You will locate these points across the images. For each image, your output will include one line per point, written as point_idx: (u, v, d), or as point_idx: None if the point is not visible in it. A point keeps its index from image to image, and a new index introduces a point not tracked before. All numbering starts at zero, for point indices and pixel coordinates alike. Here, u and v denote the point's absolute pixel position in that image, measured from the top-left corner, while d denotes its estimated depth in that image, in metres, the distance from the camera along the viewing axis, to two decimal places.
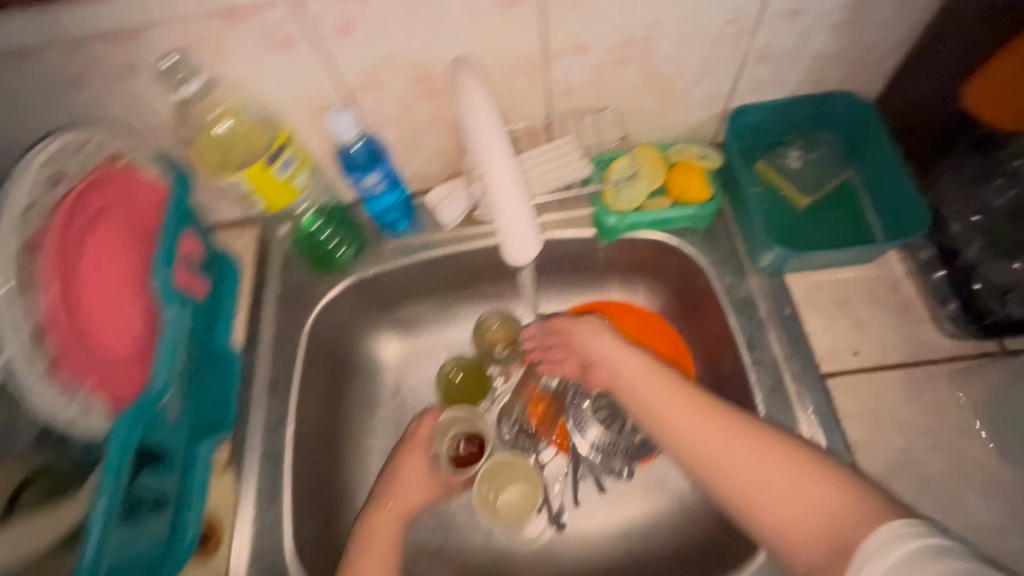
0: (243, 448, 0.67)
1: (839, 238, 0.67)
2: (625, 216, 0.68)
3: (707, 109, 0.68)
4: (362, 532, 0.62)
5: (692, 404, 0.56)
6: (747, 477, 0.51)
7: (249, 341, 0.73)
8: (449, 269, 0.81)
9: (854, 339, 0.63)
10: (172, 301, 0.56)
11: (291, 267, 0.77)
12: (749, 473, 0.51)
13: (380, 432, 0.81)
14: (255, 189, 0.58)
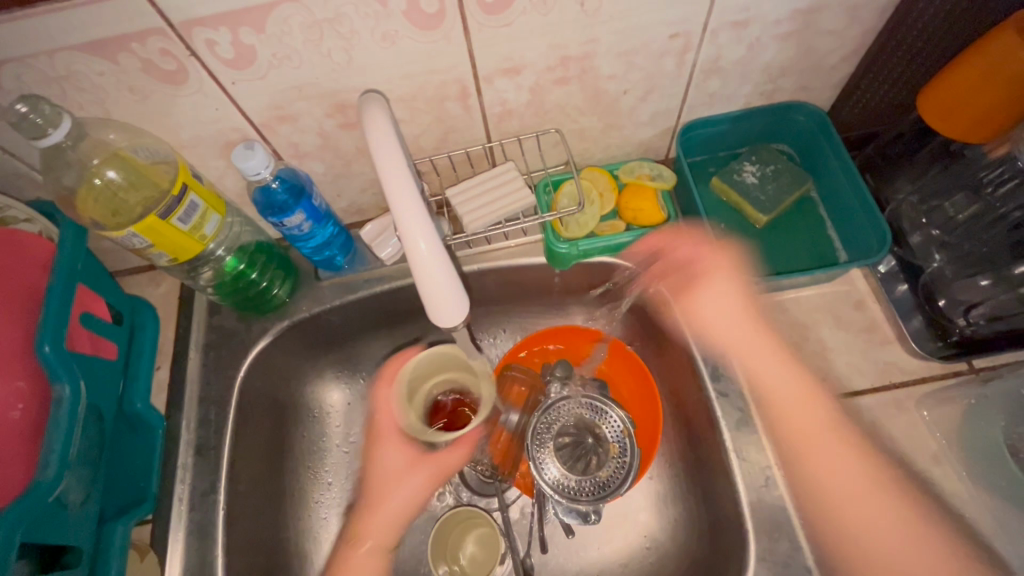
0: (168, 524, 0.60)
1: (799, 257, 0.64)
2: (576, 243, 0.63)
3: (657, 126, 0.64)
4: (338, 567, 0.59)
5: (816, 399, 0.57)
6: (839, 484, 0.54)
7: (173, 402, 0.66)
8: (398, 303, 0.75)
9: (821, 364, 0.60)
10: (64, 376, 0.49)
11: (218, 313, 0.70)
12: (839, 481, 0.54)
13: (332, 484, 0.75)
14: (154, 243, 0.50)
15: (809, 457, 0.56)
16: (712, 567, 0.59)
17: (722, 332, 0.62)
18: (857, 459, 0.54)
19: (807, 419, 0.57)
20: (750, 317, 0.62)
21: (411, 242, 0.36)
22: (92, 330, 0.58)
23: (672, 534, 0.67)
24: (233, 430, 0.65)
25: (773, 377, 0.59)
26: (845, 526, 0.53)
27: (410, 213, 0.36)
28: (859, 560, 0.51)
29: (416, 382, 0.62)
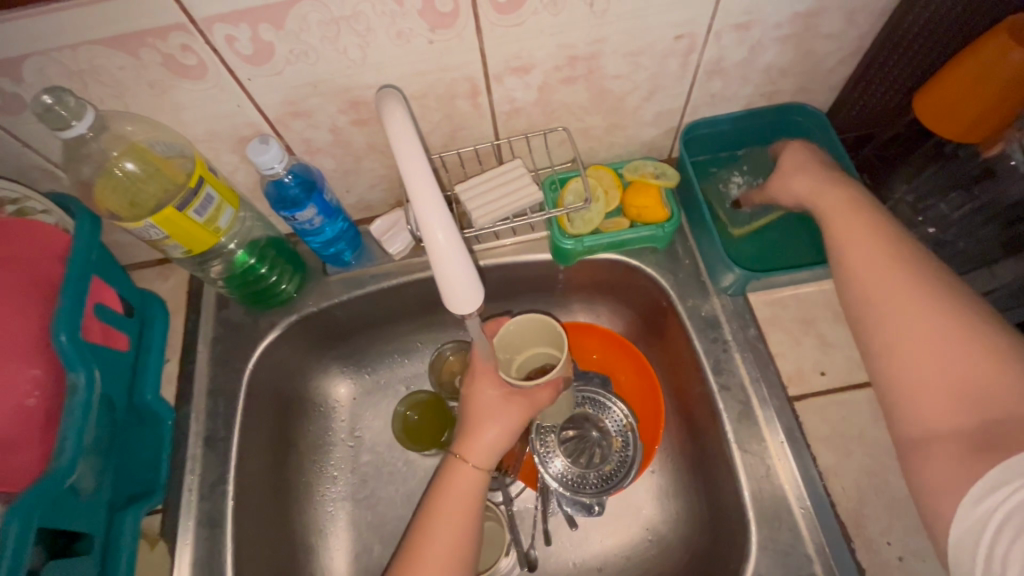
0: (178, 512, 0.61)
1: (799, 254, 0.66)
2: (581, 240, 0.65)
3: (661, 125, 0.65)
4: (443, 486, 0.58)
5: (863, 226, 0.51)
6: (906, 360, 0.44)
7: (182, 394, 0.67)
8: (405, 299, 0.76)
9: (821, 358, 0.61)
10: (80, 363, 0.50)
11: (227, 306, 0.71)
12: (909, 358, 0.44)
13: (337, 477, 0.76)
14: (169, 235, 0.51)
15: (874, 305, 0.47)
16: (715, 556, 0.60)
17: (806, 189, 0.56)
18: (915, 279, 0.46)
19: (869, 269, 0.48)
20: (843, 192, 0.53)
21: (429, 233, 0.36)
22: (103, 322, 0.58)
23: (674, 524, 0.68)
24: (241, 422, 0.66)
25: (866, 267, 0.48)
26: (888, 331, 0.45)
27: (428, 203, 0.36)
28: (858, 548, 0.52)
29: (515, 344, 0.61)
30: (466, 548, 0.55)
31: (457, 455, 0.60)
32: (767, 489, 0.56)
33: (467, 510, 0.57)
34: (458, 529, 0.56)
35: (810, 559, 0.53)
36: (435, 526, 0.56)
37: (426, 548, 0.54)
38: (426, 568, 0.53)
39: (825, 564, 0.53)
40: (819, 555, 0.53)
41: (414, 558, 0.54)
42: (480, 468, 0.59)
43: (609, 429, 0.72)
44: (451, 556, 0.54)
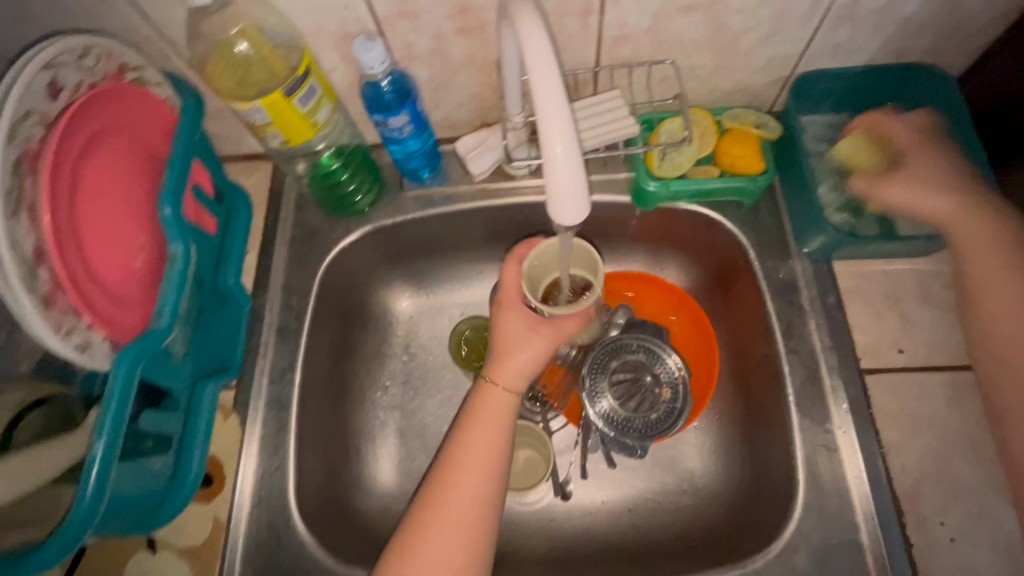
0: (250, 390, 0.65)
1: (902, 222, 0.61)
2: (668, 183, 0.63)
3: (772, 73, 0.62)
4: (474, 407, 0.60)
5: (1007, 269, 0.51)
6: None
7: (259, 284, 0.70)
8: (476, 222, 0.76)
9: (901, 336, 0.59)
10: (183, 236, 0.53)
11: (306, 208, 0.73)
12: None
13: (388, 387, 0.79)
14: (273, 122, 0.52)
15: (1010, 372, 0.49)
16: (754, 511, 0.61)
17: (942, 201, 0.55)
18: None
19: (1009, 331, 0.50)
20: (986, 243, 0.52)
21: (548, 148, 0.36)
22: (197, 202, 0.60)
23: (716, 481, 0.68)
24: (311, 319, 0.69)
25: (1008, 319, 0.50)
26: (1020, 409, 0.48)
27: (558, 117, 0.36)
28: (908, 523, 0.52)
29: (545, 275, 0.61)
30: (501, 457, 0.58)
31: (486, 381, 0.61)
32: (823, 456, 0.56)
33: (500, 426, 0.59)
34: (491, 452, 0.57)
35: (856, 527, 0.53)
36: (469, 440, 0.58)
37: (462, 458, 0.57)
38: (465, 475, 0.56)
39: (871, 534, 0.53)
40: (865, 523, 0.53)
41: (452, 465, 0.56)
42: (508, 390, 0.61)
43: (662, 376, 0.70)
44: (488, 462, 0.57)
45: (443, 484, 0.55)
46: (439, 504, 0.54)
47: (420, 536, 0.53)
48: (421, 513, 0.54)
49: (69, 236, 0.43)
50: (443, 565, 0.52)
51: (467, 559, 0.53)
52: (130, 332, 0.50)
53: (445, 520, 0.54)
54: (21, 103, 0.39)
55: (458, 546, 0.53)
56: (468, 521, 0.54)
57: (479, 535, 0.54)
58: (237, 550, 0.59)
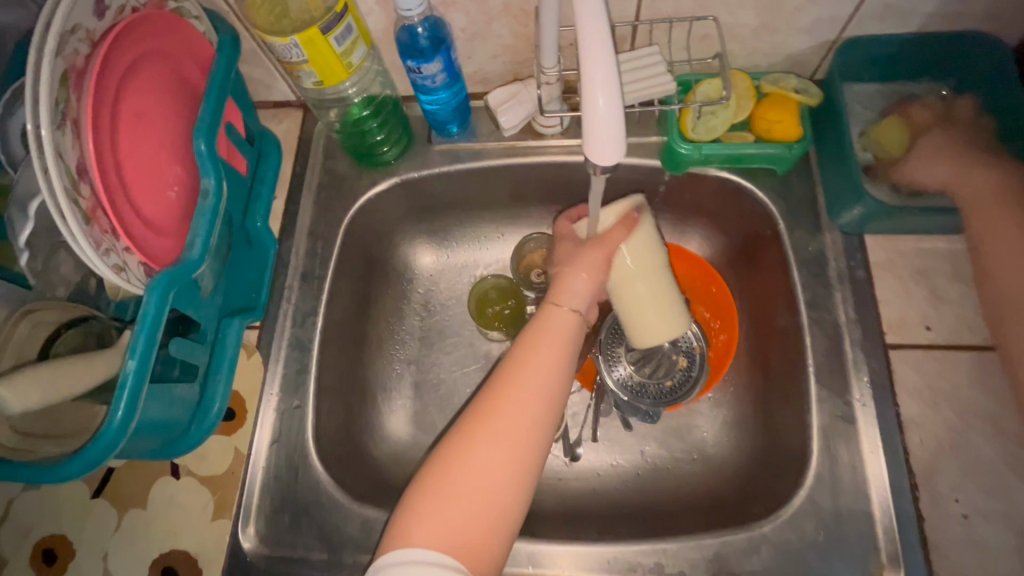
0: (273, 331, 0.67)
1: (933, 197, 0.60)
2: (700, 146, 0.61)
3: (817, 37, 0.60)
4: (539, 323, 0.56)
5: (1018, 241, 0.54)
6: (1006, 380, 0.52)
7: (286, 230, 0.71)
8: (502, 181, 0.76)
9: (930, 314, 0.58)
10: (216, 170, 0.53)
11: (335, 156, 0.74)
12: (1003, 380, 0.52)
13: (406, 340, 0.80)
14: (309, 59, 0.52)
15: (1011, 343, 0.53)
16: (765, 480, 0.61)
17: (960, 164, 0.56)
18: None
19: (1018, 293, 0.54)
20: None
21: (589, 95, 0.36)
22: (230, 140, 0.61)
23: (728, 450, 0.67)
24: (336, 265, 0.70)
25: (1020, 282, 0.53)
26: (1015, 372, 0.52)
27: (600, 62, 0.36)
28: (922, 497, 0.52)
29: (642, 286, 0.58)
30: (561, 379, 0.53)
31: (551, 303, 0.57)
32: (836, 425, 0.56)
33: (564, 345, 0.54)
34: (554, 371, 0.53)
35: (868, 499, 0.53)
36: (532, 355, 0.53)
37: (524, 373, 0.52)
38: (524, 390, 0.51)
39: (883, 507, 0.53)
40: (877, 496, 0.53)
41: (510, 379, 0.52)
42: (574, 306, 0.57)
43: (679, 344, 0.70)
44: (549, 381, 0.52)
45: (500, 397, 0.51)
46: (495, 417, 0.50)
47: (474, 450, 0.48)
48: (470, 425, 0.50)
49: (108, 156, 0.44)
50: (491, 480, 0.48)
51: (519, 478, 0.49)
52: (164, 260, 0.51)
53: (501, 435, 0.49)
54: (69, 19, 0.39)
55: (509, 463, 0.48)
56: (525, 439, 0.50)
57: (533, 454, 0.50)
58: (255, 482, 0.61)
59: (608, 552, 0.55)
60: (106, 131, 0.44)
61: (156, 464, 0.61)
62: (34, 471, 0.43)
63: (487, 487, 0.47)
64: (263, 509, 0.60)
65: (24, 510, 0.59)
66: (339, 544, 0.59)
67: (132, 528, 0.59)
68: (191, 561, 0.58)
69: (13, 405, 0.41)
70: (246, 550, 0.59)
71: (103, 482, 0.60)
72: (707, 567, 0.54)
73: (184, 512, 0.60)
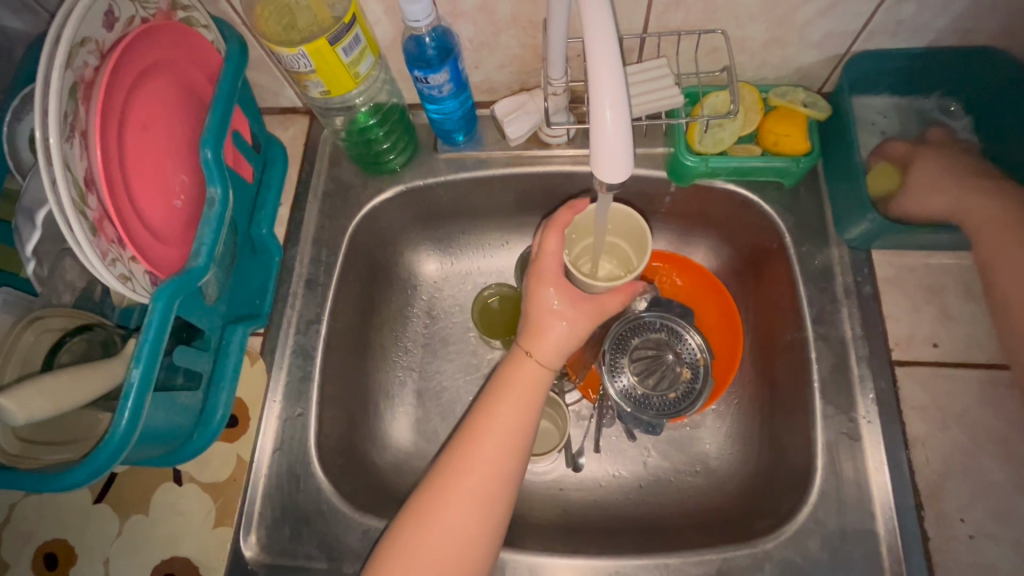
0: (277, 338, 0.67)
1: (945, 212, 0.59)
2: (706, 158, 0.61)
3: (826, 51, 0.60)
4: (505, 374, 0.57)
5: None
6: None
7: (291, 236, 0.71)
8: (507, 190, 0.75)
9: (938, 331, 0.57)
10: (221, 179, 0.53)
11: (341, 163, 0.74)
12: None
13: (409, 348, 0.80)
14: (317, 69, 0.52)
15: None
16: (768, 495, 0.61)
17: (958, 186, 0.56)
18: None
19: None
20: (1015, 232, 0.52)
21: (597, 111, 0.36)
22: (236, 147, 0.61)
23: (732, 464, 0.67)
24: (340, 273, 0.70)
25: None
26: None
27: (609, 77, 0.35)
28: (928, 516, 0.52)
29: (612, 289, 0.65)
30: (523, 435, 0.55)
31: (519, 348, 0.58)
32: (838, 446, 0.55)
33: (528, 401, 0.56)
34: (519, 424, 0.55)
35: (873, 516, 0.53)
36: (497, 411, 0.55)
37: (489, 428, 0.54)
38: (484, 450, 0.53)
39: (888, 525, 0.53)
40: (882, 514, 0.53)
41: (471, 440, 0.54)
42: (545, 364, 0.57)
43: (682, 357, 0.70)
44: (514, 435, 0.54)
45: (459, 459, 0.53)
46: (460, 473, 0.52)
47: (433, 512, 0.51)
48: (438, 481, 0.52)
49: (115, 167, 0.44)
50: (455, 535, 0.50)
51: (479, 538, 0.51)
52: (169, 268, 0.51)
53: (466, 493, 0.51)
54: (79, 30, 0.39)
55: (474, 518, 0.51)
56: (485, 496, 0.52)
57: (492, 512, 0.52)
58: (257, 491, 0.61)
59: (609, 566, 0.55)
60: (114, 143, 0.44)
61: (158, 470, 0.61)
62: (36, 479, 0.43)
63: (446, 548, 0.50)
64: (265, 519, 0.60)
65: (27, 514, 0.60)
66: (340, 554, 0.59)
67: (134, 534, 0.59)
68: (191, 568, 0.58)
69: (18, 415, 0.41)
70: (247, 559, 0.59)
71: (106, 487, 0.60)
72: None
73: (186, 519, 0.60)
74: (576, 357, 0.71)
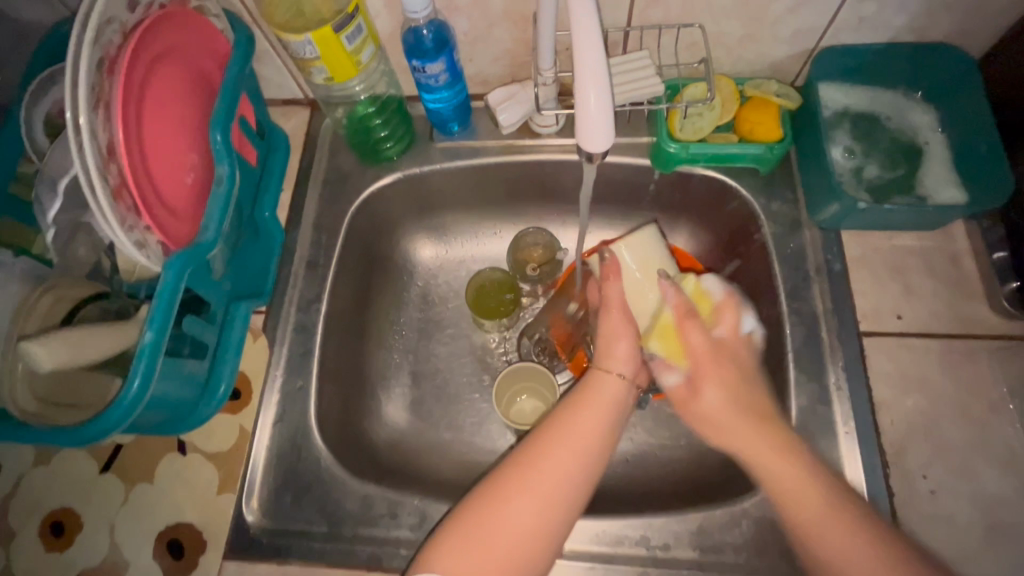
0: (278, 316, 0.69)
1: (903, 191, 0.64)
2: (686, 146, 0.65)
3: (796, 46, 0.64)
4: (588, 386, 0.60)
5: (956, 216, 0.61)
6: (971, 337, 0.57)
7: (292, 220, 0.74)
8: (500, 177, 0.79)
9: (901, 304, 0.62)
10: (230, 158, 0.56)
11: (341, 152, 0.77)
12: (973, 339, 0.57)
13: (405, 331, 0.82)
14: (321, 56, 0.56)
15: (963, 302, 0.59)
16: (747, 462, 0.64)
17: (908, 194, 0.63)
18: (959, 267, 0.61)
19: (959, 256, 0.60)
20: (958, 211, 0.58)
21: (582, 87, 0.40)
22: (242, 132, 0.64)
23: (715, 438, 0.70)
24: (339, 255, 0.73)
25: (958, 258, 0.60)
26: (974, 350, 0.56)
27: (592, 58, 0.39)
28: (892, 475, 0.55)
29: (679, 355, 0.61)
30: (603, 446, 0.56)
31: (601, 367, 0.60)
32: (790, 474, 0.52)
33: (607, 413, 0.58)
34: (598, 433, 0.56)
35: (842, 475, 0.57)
36: (579, 415, 0.57)
37: (570, 430, 0.55)
38: (563, 447, 0.54)
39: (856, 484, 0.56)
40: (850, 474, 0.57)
41: (551, 434, 0.55)
42: (625, 381, 0.60)
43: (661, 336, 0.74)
44: (592, 444, 0.55)
45: (535, 453, 0.54)
46: (539, 463, 0.53)
47: (507, 497, 0.51)
48: (512, 469, 0.53)
49: (134, 142, 0.47)
50: (521, 524, 0.50)
51: (544, 532, 0.50)
52: (181, 241, 0.54)
53: (540, 481, 0.52)
54: (105, 10, 0.43)
55: (543, 510, 0.51)
56: (557, 491, 0.52)
57: (566, 510, 0.52)
58: (258, 463, 0.63)
59: (599, 529, 0.57)
60: (133, 120, 0.47)
61: (163, 441, 0.63)
62: (52, 433, 0.46)
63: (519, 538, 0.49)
64: (266, 489, 0.62)
65: (35, 483, 0.62)
66: (339, 518, 0.61)
67: (139, 502, 0.61)
68: (196, 533, 0.60)
69: (42, 362, 0.45)
70: (249, 525, 0.61)
71: (112, 457, 0.63)
72: (691, 541, 0.56)
73: (190, 488, 0.62)
74: (562, 343, 0.78)
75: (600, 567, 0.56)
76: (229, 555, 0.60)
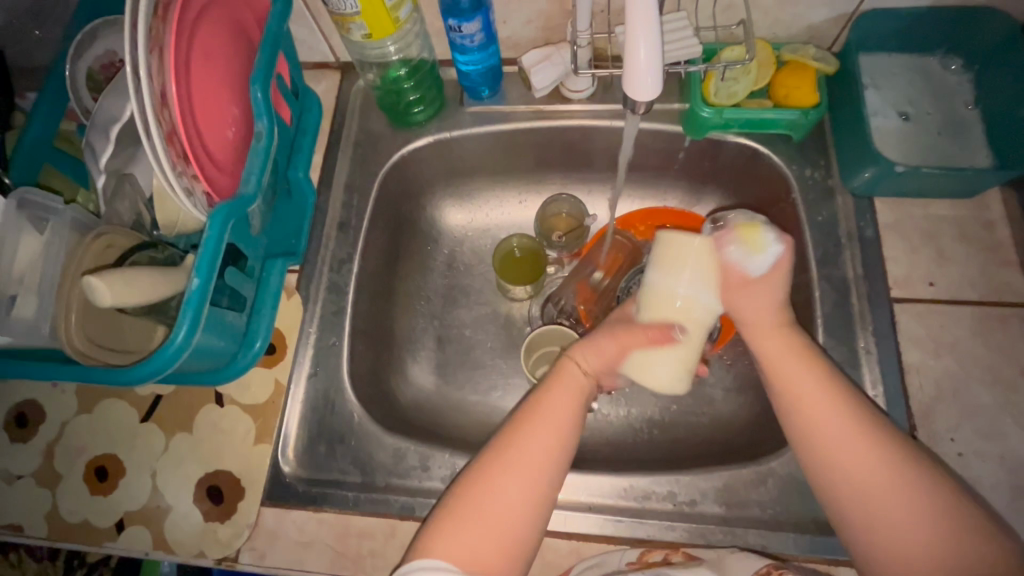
0: (311, 275, 0.71)
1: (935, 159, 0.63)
2: (721, 110, 0.65)
3: (836, 9, 0.63)
4: (555, 373, 0.58)
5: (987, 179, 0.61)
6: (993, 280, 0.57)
7: (324, 181, 0.75)
8: (529, 144, 0.79)
9: (934, 271, 0.62)
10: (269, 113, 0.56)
11: (372, 115, 0.78)
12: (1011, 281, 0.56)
13: (431, 296, 0.83)
14: (361, 10, 0.56)
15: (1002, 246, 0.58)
16: (773, 425, 0.65)
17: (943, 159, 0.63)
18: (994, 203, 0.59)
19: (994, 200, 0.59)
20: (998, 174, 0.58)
21: (632, 33, 0.40)
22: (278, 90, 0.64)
23: (740, 403, 0.71)
24: (370, 217, 0.74)
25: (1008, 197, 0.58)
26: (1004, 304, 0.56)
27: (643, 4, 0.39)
28: (920, 437, 0.56)
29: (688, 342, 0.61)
30: (572, 432, 0.54)
31: (566, 354, 0.60)
32: (847, 415, 0.50)
33: (576, 402, 0.56)
34: (570, 421, 0.55)
35: None
36: (546, 399, 0.55)
37: (544, 413, 0.54)
38: (539, 431, 0.53)
39: None
40: None
41: (527, 419, 0.54)
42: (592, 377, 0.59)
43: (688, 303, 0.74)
44: (564, 429, 0.54)
45: (511, 445, 0.52)
46: (516, 450, 0.52)
47: (487, 483, 0.50)
48: (489, 457, 0.52)
49: (181, 90, 0.47)
50: (506, 509, 0.49)
51: (523, 517, 0.50)
52: (224, 193, 0.54)
53: (516, 466, 0.51)
54: None
55: (521, 496, 0.50)
56: (533, 478, 0.51)
57: (546, 503, 0.51)
58: (295, 416, 0.65)
59: (627, 485, 0.59)
60: (179, 69, 0.47)
61: (202, 392, 0.65)
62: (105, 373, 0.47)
63: (510, 519, 0.49)
64: (302, 440, 0.64)
65: (79, 429, 0.65)
66: (372, 469, 0.63)
67: (179, 449, 0.64)
68: (234, 479, 0.62)
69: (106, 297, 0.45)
70: (286, 474, 0.63)
71: (153, 406, 0.65)
72: (717, 497, 0.58)
73: (229, 437, 0.64)
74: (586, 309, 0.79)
75: (626, 519, 0.58)
76: (267, 502, 0.62)
